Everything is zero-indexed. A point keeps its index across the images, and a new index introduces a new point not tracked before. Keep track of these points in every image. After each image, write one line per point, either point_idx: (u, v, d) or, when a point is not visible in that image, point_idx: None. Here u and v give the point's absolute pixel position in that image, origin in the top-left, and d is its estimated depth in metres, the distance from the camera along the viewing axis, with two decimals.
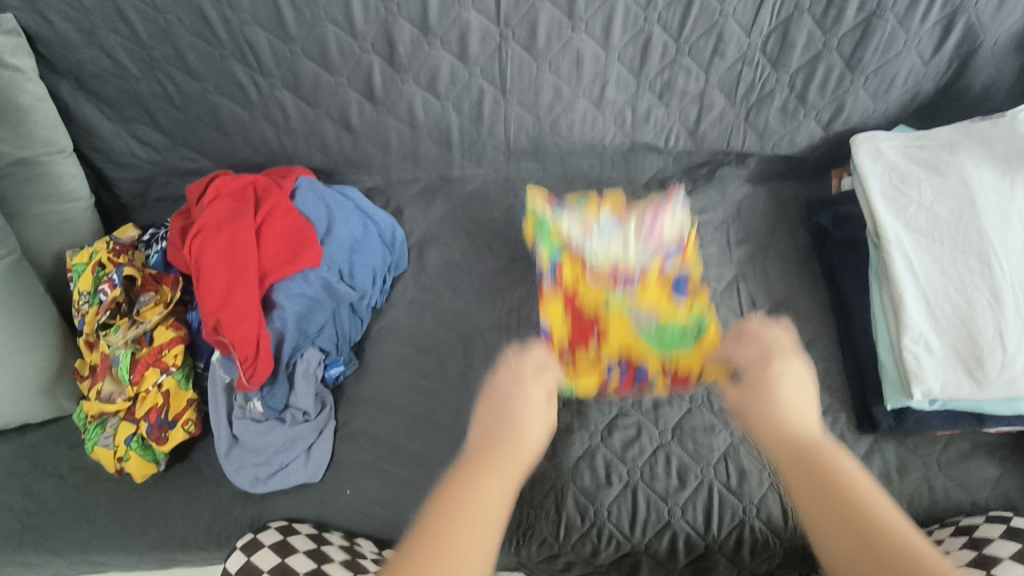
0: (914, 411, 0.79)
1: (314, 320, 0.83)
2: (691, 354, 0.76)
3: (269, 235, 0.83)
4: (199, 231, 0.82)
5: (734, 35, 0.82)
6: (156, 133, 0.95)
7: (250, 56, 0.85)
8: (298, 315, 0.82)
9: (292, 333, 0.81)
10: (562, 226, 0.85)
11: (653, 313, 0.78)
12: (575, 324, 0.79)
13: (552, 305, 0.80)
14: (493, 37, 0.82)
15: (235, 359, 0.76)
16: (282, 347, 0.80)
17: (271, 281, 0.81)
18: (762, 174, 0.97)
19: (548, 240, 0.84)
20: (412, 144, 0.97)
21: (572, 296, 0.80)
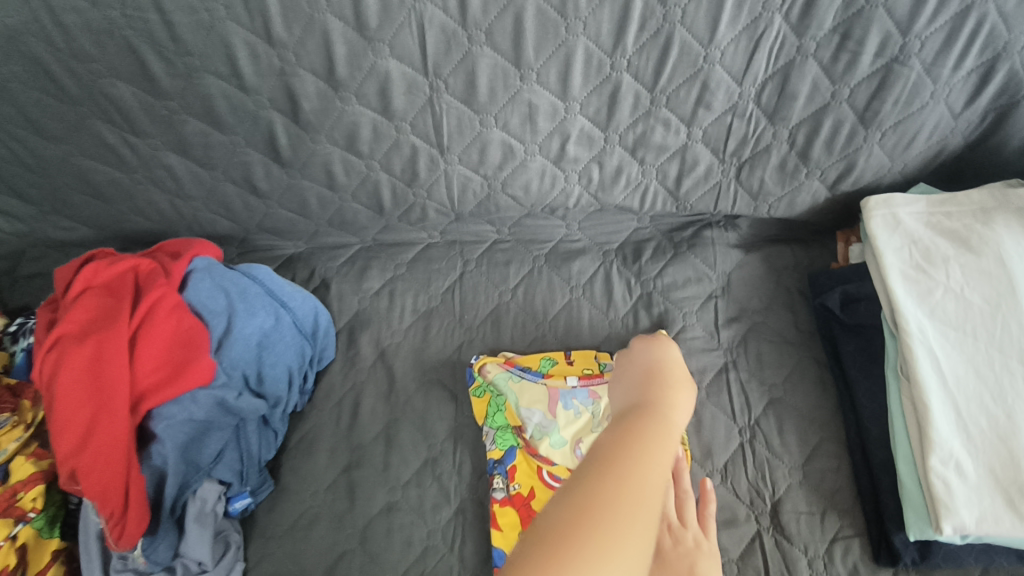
0: (942, 544, 0.65)
1: (207, 448, 0.67)
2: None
3: (147, 344, 0.65)
4: (56, 340, 0.64)
5: (722, 84, 0.66)
6: (18, 202, 0.77)
7: (116, 114, 0.67)
8: (184, 446, 0.65)
9: (178, 470, 0.65)
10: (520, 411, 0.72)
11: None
12: None
13: (504, 507, 0.70)
14: (421, 89, 0.65)
15: (100, 515, 0.60)
16: (163, 491, 0.64)
17: (147, 408, 0.63)
18: (754, 239, 0.83)
19: (503, 427, 0.74)
20: (337, 210, 0.80)
21: (528, 507, 0.70)
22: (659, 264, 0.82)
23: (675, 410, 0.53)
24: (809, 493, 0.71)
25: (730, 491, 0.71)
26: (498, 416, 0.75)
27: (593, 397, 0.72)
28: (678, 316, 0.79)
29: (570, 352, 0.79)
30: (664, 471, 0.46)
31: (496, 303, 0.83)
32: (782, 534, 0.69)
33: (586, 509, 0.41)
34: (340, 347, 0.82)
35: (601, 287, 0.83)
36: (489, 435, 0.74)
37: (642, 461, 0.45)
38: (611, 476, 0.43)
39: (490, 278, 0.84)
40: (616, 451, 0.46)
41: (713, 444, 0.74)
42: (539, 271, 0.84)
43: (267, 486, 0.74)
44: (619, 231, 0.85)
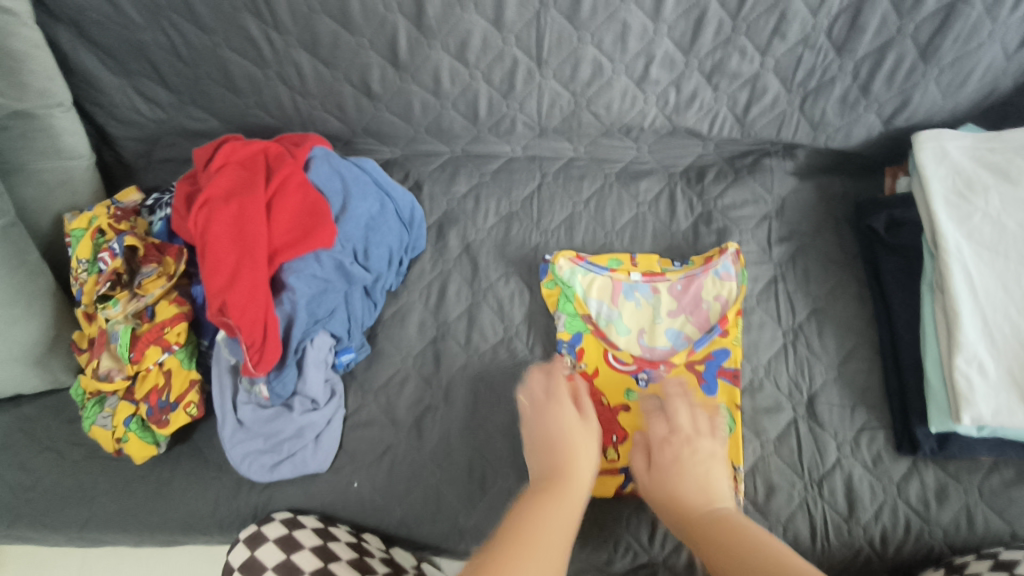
0: (960, 436, 0.74)
1: (325, 303, 0.78)
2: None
3: (280, 210, 0.76)
4: (206, 202, 0.76)
5: (799, 15, 0.74)
6: (162, 90, 0.88)
7: (265, 10, 0.77)
8: (309, 297, 0.76)
9: (303, 317, 0.75)
10: (587, 302, 0.85)
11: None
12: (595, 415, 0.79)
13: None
14: (532, 2, 0.74)
15: (242, 344, 0.72)
16: (291, 332, 0.75)
17: (281, 261, 0.74)
18: (809, 169, 0.90)
19: (571, 313, 0.84)
20: (436, 116, 0.90)
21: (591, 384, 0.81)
22: (721, 186, 0.91)
23: (580, 467, 0.58)
24: (842, 390, 0.80)
25: (773, 385, 0.81)
26: (568, 304, 0.85)
27: (653, 294, 0.86)
28: (734, 232, 0.89)
29: (635, 255, 0.88)
30: (569, 527, 0.51)
31: (569, 212, 0.93)
32: (815, 420, 0.79)
33: (492, 546, 0.48)
34: (429, 241, 0.92)
35: (665, 204, 0.92)
36: (560, 319, 0.84)
37: (556, 508, 0.52)
38: (521, 521, 0.51)
39: (566, 190, 0.94)
40: (538, 497, 0.54)
41: (759, 343, 0.83)
42: (610, 186, 0.93)
43: (364, 350, 0.84)
44: (684, 155, 0.93)
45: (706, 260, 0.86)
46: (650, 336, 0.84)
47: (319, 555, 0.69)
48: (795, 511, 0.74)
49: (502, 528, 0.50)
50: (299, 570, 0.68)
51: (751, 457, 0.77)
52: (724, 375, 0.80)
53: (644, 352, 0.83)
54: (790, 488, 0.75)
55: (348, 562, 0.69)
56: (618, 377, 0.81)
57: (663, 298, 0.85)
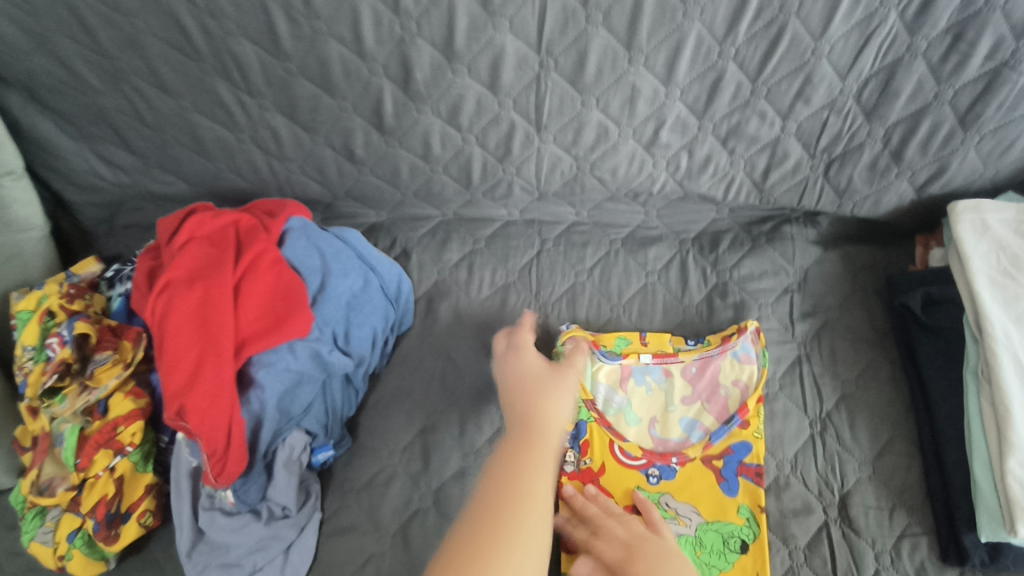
0: (1016, 548, 0.65)
1: (300, 398, 0.69)
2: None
3: (250, 294, 0.68)
4: (166, 285, 0.68)
5: (826, 79, 0.67)
6: (125, 154, 0.80)
7: (236, 73, 0.70)
8: (281, 393, 0.68)
9: (273, 416, 0.67)
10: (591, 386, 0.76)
11: (692, 516, 0.70)
12: None
13: (573, 481, 0.72)
14: (531, 65, 0.67)
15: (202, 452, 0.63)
16: (260, 435, 0.66)
17: (249, 353, 0.66)
18: (833, 237, 0.83)
19: (573, 397, 0.76)
20: (425, 180, 0.82)
21: (597, 482, 0.72)
22: (736, 255, 0.84)
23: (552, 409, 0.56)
24: (877, 489, 0.72)
25: (801, 483, 0.73)
26: None
27: (665, 377, 0.77)
28: (753, 307, 0.81)
29: (645, 332, 0.80)
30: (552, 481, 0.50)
31: (572, 282, 0.85)
32: (849, 525, 0.70)
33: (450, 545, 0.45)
34: (418, 315, 0.84)
35: (675, 273, 0.84)
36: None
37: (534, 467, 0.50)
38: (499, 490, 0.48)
39: (568, 258, 0.86)
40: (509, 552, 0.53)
41: (783, 433, 0.75)
42: (616, 254, 0.86)
43: (345, 442, 0.76)
44: (696, 221, 0.85)
45: (724, 339, 0.78)
46: (663, 427, 0.76)
47: None
48: None
49: (469, 515, 0.47)
50: None
51: (780, 567, 0.68)
52: (745, 472, 0.71)
53: (656, 444, 0.74)
54: None
55: None
56: (628, 474, 0.72)
57: (676, 382, 0.77)
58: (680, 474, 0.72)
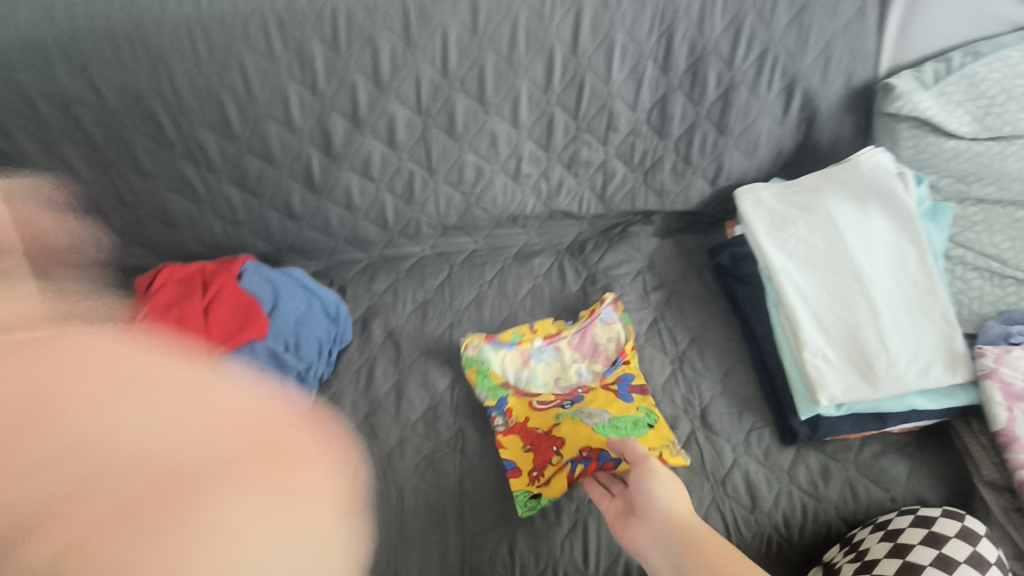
0: (825, 418, 0.87)
1: None
2: (649, 441, 0.85)
3: (217, 312, 0.87)
4: (147, 312, 0.86)
5: (622, 112, 0.97)
6: (107, 235, 1.00)
7: (199, 155, 0.93)
8: None
9: None
10: (500, 368, 0.94)
11: (603, 412, 0.88)
12: (536, 452, 0.87)
13: (508, 436, 0.89)
14: (418, 124, 0.94)
15: None
16: None
17: None
18: (665, 231, 1.11)
19: (489, 384, 0.93)
20: (352, 227, 1.05)
21: (526, 430, 0.89)
22: (599, 253, 1.09)
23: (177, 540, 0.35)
24: (727, 400, 0.93)
25: (669, 406, 0.93)
26: (485, 380, 0.93)
27: (557, 351, 0.97)
28: (616, 287, 1.05)
29: (533, 324, 1.00)
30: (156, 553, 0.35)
31: (477, 292, 1.07)
32: (709, 429, 0.90)
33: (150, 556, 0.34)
34: (356, 332, 1.03)
35: (556, 274, 1.08)
36: (482, 394, 0.92)
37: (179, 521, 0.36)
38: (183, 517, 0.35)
39: (471, 274, 1.09)
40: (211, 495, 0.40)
41: (651, 372, 0.96)
42: (509, 267, 1.09)
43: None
44: (566, 235, 1.12)
45: (591, 312, 0.99)
46: (565, 381, 0.96)
47: None
48: (707, 511, 0.83)
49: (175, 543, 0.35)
50: None
51: None
52: (635, 390, 0.92)
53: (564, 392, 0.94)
54: (699, 491, 0.85)
55: None
56: (546, 413, 0.90)
57: (565, 352, 0.97)
58: (586, 399, 0.91)
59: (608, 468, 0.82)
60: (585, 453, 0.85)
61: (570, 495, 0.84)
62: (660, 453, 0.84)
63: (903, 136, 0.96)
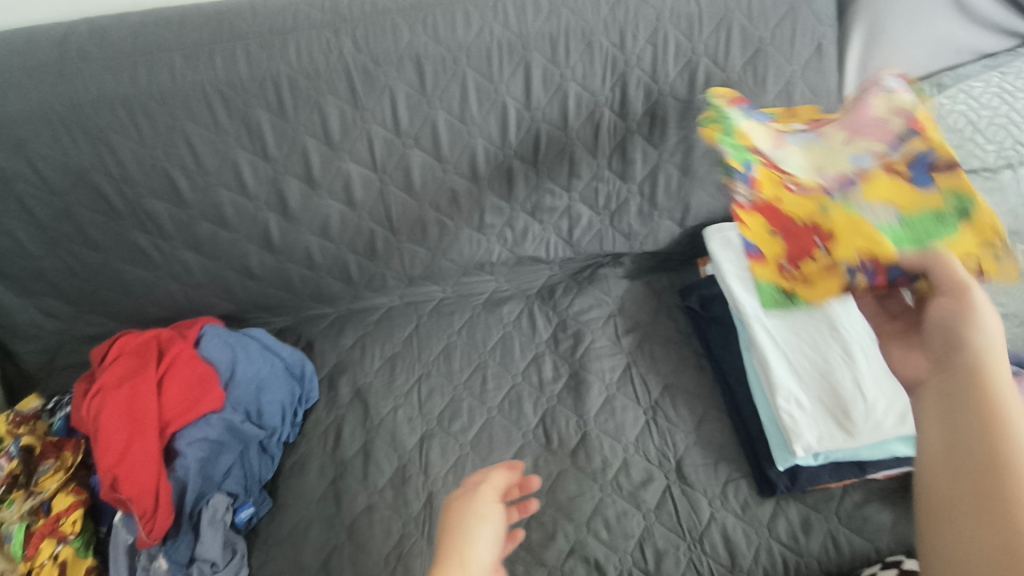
0: (805, 468, 0.84)
1: (220, 463, 0.85)
2: (965, 244, 0.60)
3: (172, 383, 0.85)
4: (99, 389, 0.83)
5: (584, 159, 0.95)
6: (61, 306, 0.97)
7: (150, 224, 0.91)
8: (202, 460, 0.83)
9: (196, 480, 0.82)
10: (748, 131, 0.76)
11: (890, 208, 0.65)
12: (789, 236, 0.70)
13: (747, 210, 0.72)
14: (374, 182, 0.93)
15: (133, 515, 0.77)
16: (185, 496, 0.81)
17: (173, 430, 0.83)
18: (636, 271, 1.09)
19: (735, 141, 0.74)
20: (316, 284, 1.04)
21: (774, 208, 0.71)
22: (569, 297, 1.07)
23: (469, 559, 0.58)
24: (703, 448, 0.90)
25: (643, 458, 0.90)
26: (730, 135, 0.75)
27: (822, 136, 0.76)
28: (587, 333, 1.03)
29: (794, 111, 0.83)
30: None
31: (445, 343, 1.05)
32: (685, 482, 0.87)
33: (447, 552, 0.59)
34: (322, 390, 1.01)
35: (526, 321, 1.06)
36: (725, 150, 0.73)
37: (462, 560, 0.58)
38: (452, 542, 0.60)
39: (440, 325, 1.07)
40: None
41: (624, 423, 0.93)
42: (478, 315, 1.07)
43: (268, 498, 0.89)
44: (535, 280, 1.10)
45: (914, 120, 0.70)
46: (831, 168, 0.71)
47: None
48: (684, 572, 0.80)
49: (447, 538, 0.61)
50: None
51: (638, 528, 0.84)
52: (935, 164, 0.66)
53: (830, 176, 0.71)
54: (676, 550, 0.82)
55: None
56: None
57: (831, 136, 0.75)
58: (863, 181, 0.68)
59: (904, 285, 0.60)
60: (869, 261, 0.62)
61: (542, 559, 0.82)
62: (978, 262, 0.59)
63: None
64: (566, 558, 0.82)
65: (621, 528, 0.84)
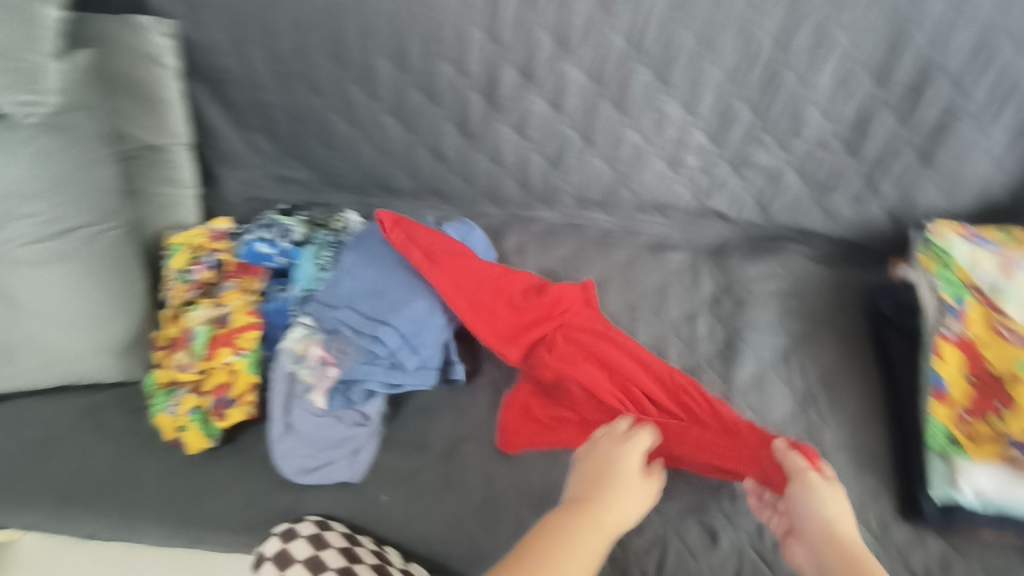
0: (964, 509, 0.77)
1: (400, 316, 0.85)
2: None
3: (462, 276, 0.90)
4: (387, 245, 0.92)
5: (817, 120, 0.87)
6: (267, 140, 1.03)
7: (368, 81, 0.93)
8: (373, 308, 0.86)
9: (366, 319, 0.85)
10: (968, 269, 0.86)
11: None
12: (977, 392, 0.80)
13: (952, 345, 0.83)
14: (590, 92, 0.89)
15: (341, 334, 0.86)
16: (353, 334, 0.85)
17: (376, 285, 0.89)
18: (822, 256, 1.00)
19: (950, 281, 0.86)
20: (494, 181, 1.03)
21: (977, 351, 0.82)
22: (744, 262, 1.00)
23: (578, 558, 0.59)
24: (851, 457, 0.85)
25: None
26: (948, 271, 0.87)
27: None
28: (754, 305, 0.96)
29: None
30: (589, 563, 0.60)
31: (604, 274, 1.01)
32: None
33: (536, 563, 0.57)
34: None
35: (690, 275, 1.00)
36: (939, 284, 0.87)
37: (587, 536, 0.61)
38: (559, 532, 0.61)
39: (601, 255, 1.03)
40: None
41: (773, 405, 0.88)
42: (642, 256, 1.02)
43: (460, 369, 0.91)
44: (709, 237, 1.04)
45: None
46: None
47: (345, 556, 0.76)
48: None
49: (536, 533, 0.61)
50: (326, 566, 0.74)
51: None
52: None
53: None
54: None
55: (370, 566, 0.75)
56: (1012, 347, 0.80)
57: None
58: None
59: None
60: None
61: (656, 505, 0.81)
62: None
63: None
64: (686, 512, 0.80)
65: (745, 506, 0.80)
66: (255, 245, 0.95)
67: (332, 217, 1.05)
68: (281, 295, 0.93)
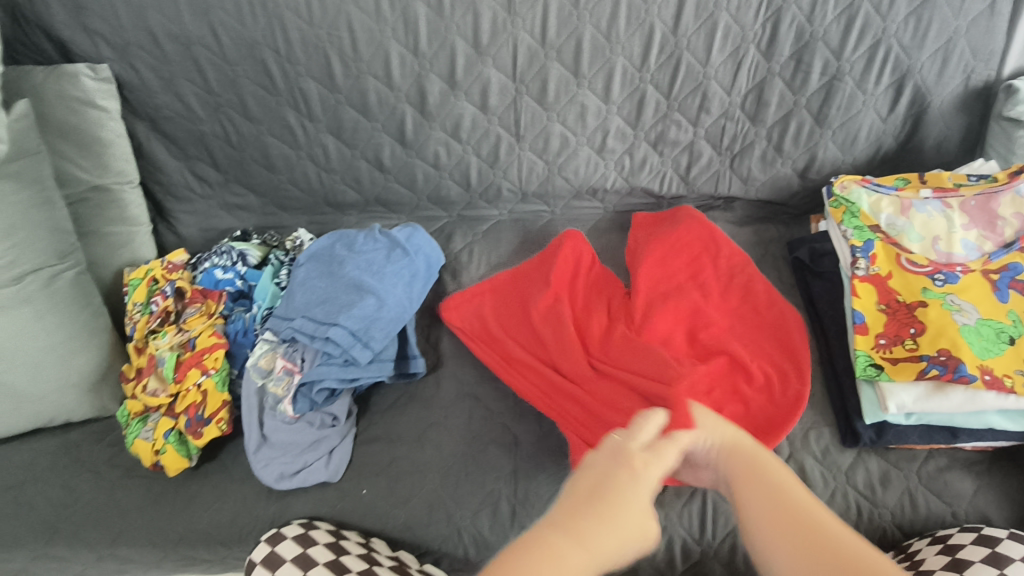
0: (893, 425, 0.84)
1: (341, 310, 0.91)
2: (1006, 361, 0.81)
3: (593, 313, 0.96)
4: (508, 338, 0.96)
5: (717, 94, 0.96)
6: (212, 170, 1.07)
7: (302, 103, 0.99)
8: (326, 311, 0.91)
9: (320, 321, 0.90)
10: (872, 215, 0.96)
11: (973, 310, 0.84)
12: (893, 320, 0.88)
13: (865, 282, 0.91)
14: (510, 90, 0.97)
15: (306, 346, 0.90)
16: (311, 340, 0.89)
17: (329, 295, 0.93)
18: (746, 219, 1.09)
19: (857, 226, 0.95)
20: (436, 185, 1.09)
21: (886, 283, 0.90)
22: None
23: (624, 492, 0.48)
24: None
25: None
26: (854, 218, 0.96)
27: (946, 208, 0.93)
28: None
29: (921, 176, 0.98)
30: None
31: None
32: None
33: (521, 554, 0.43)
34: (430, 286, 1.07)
35: None
36: (849, 231, 0.95)
37: (611, 517, 0.46)
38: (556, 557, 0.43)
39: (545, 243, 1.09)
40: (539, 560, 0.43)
41: None
42: None
43: (419, 362, 0.96)
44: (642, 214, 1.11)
45: (1007, 180, 0.91)
46: (947, 244, 0.91)
47: (332, 549, 0.78)
48: None
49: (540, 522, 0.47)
50: (314, 561, 0.76)
51: None
52: (1017, 285, 0.85)
53: (941, 257, 0.90)
54: None
55: (357, 555, 0.78)
56: (915, 278, 0.89)
57: (956, 212, 0.92)
58: (965, 280, 0.87)
59: (963, 382, 0.79)
60: (942, 357, 0.82)
61: None
62: (1011, 382, 0.79)
63: (1020, 143, 0.93)
64: None
65: None
66: (213, 272, 1.01)
67: (286, 240, 1.10)
68: (243, 316, 0.98)
